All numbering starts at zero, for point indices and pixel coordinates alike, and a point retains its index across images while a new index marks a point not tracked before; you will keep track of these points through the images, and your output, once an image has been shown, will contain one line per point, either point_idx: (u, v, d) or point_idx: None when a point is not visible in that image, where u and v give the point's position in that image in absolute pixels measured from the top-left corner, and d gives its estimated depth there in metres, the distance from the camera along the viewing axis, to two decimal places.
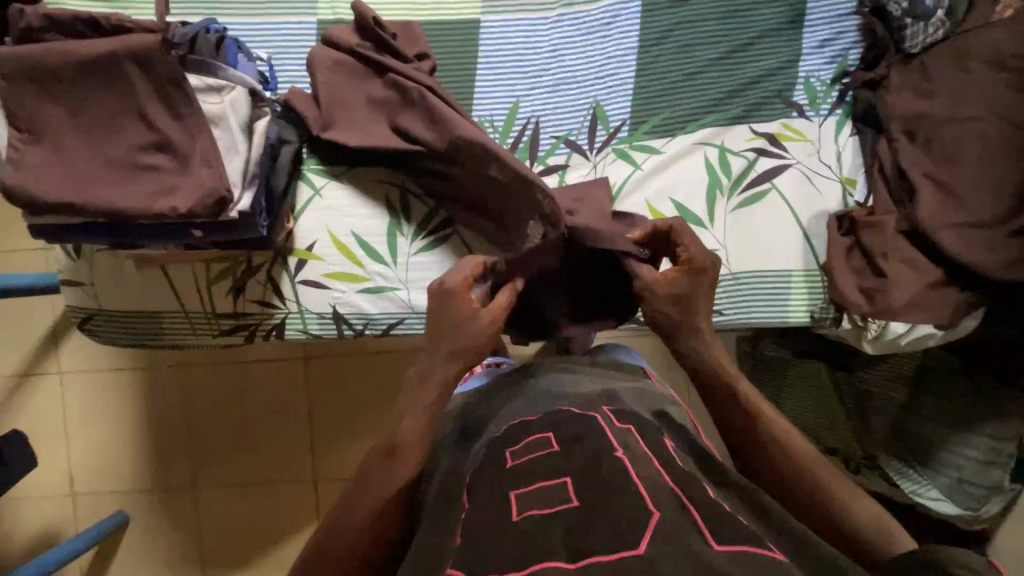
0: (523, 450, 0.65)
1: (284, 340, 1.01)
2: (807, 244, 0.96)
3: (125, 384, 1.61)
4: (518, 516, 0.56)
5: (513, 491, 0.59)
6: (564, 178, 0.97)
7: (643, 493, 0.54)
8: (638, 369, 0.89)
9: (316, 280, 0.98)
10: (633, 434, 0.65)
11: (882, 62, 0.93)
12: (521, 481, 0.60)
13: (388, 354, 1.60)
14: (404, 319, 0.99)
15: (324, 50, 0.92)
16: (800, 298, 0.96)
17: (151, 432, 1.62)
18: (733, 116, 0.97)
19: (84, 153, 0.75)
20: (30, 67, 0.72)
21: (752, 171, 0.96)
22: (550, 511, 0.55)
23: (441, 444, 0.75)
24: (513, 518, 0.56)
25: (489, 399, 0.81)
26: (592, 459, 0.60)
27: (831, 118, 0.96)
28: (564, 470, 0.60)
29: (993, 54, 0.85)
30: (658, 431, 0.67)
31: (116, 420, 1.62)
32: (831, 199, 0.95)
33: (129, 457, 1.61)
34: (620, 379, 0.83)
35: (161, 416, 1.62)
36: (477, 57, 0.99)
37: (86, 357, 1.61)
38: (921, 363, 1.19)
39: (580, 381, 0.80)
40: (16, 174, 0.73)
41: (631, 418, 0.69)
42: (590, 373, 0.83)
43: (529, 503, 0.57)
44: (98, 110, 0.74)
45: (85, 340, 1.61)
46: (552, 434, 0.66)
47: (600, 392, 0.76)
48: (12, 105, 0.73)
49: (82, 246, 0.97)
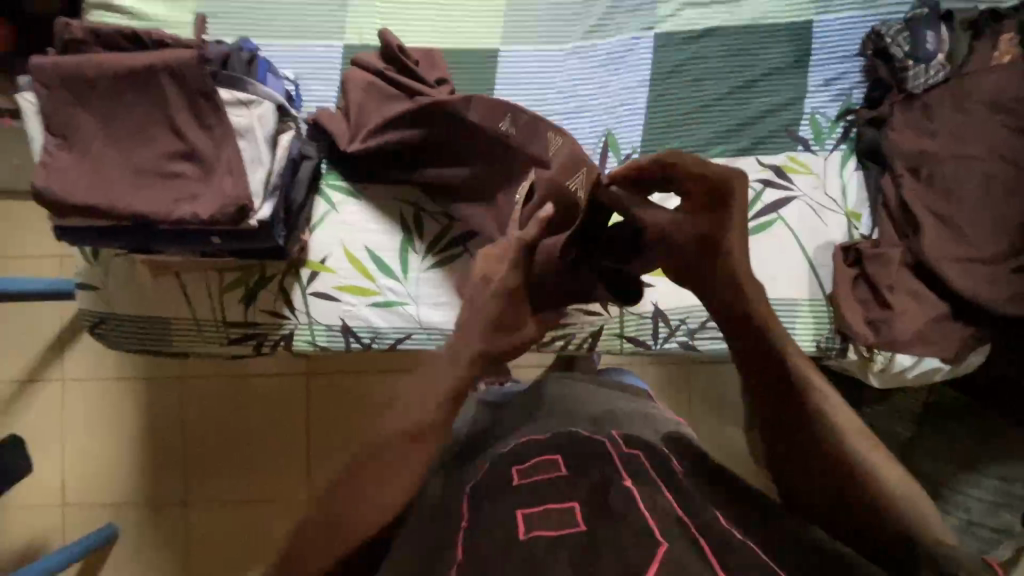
0: (530, 470, 0.65)
1: (292, 351, 1.01)
2: (812, 274, 0.97)
3: (126, 394, 1.61)
4: (525, 533, 0.55)
5: (519, 510, 0.58)
6: None
7: (649, 522, 0.54)
8: (642, 391, 0.90)
9: (327, 292, 0.99)
10: (638, 458, 0.65)
11: (885, 101, 0.96)
12: (526, 503, 0.59)
13: (392, 373, 1.59)
14: (412, 334, 1.00)
15: (358, 73, 0.97)
16: (807, 328, 0.96)
17: (148, 443, 1.60)
18: (741, 148, 1.00)
19: (114, 159, 0.77)
20: (70, 76, 0.76)
21: (759, 201, 0.98)
22: (555, 534, 0.55)
23: (447, 461, 0.75)
24: (519, 536, 0.55)
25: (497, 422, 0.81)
26: (599, 486, 0.60)
27: (835, 153, 0.99)
28: (572, 494, 0.60)
29: (993, 97, 0.88)
30: (664, 455, 0.66)
31: (113, 429, 1.60)
32: (836, 231, 0.97)
33: (123, 468, 1.60)
34: (625, 401, 0.83)
35: (159, 427, 1.61)
36: (495, 84, 1.03)
37: (90, 364, 1.61)
38: (927, 399, 1.19)
39: (589, 405, 0.80)
40: (47, 177, 0.76)
41: (637, 442, 0.68)
42: (599, 396, 0.83)
43: (533, 523, 0.56)
44: (130, 118, 0.77)
45: (91, 348, 1.61)
46: (560, 458, 0.66)
47: (607, 416, 0.77)
48: (48, 112, 0.77)
49: (100, 250, 0.98)
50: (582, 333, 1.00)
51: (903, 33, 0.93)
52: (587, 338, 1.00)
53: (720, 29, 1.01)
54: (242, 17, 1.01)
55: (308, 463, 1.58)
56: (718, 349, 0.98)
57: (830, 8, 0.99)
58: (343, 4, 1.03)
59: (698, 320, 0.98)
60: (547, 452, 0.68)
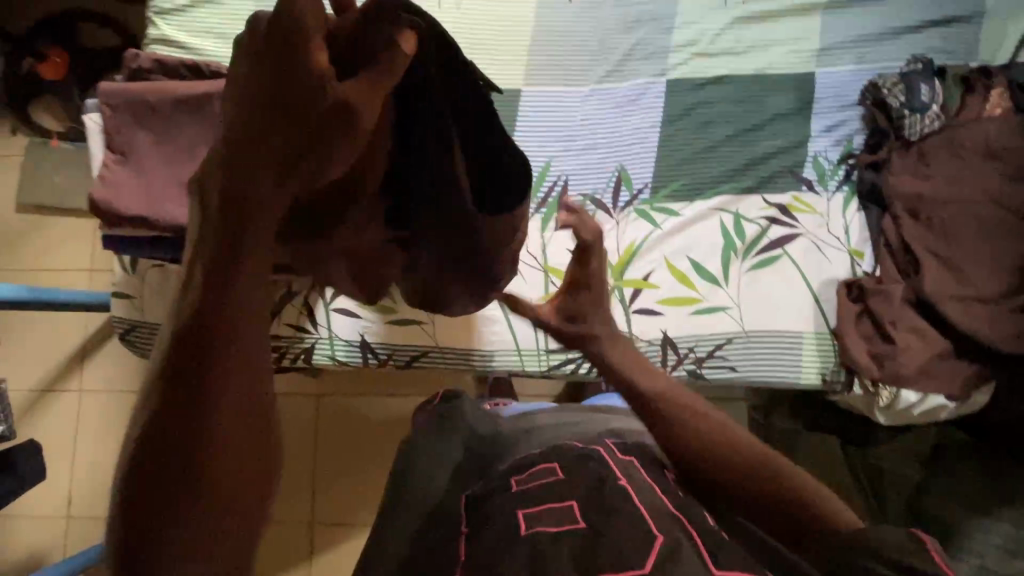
0: (528, 477, 0.67)
1: (311, 364, 1.05)
2: (817, 309, 1.00)
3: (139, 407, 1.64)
4: (525, 529, 0.58)
5: (520, 509, 0.61)
6: None
7: (645, 514, 0.58)
8: (635, 411, 0.93)
9: (349, 308, 1.04)
10: (634, 466, 0.67)
11: (884, 147, 1.01)
12: (527, 502, 0.62)
13: (401, 396, 1.61)
14: (427, 352, 1.04)
15: None
16: (811, 360, 0.99)
17: None
18: (747, 187, 1.05)
19: (165, 174, 0.84)
20: (134, 100, 0.83)
21: (765, 237, 1.03)
22: (558, 529, 0.57)
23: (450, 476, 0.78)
24: (520, 533, 0.58)
25: (499, 438, 0.84)
26: (595, 486, 0.62)
27: (838, 194, 1.04)
28: (571, 493, 0.62)
29: (986, 146, 0.93)
30: (659, 464, 0.69)
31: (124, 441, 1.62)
32: (839, 267, 1.01)
33: None
34: (618, 419, 0.87)
35: None
36: (517, 121, 1.10)
37: (108, 375, 1.65)
38: (936, 442, 1.20)
39: (582, 423, 0.83)
40: (103, 189, 0.83)
41: (633, 449, 0.72)
42: (590, 416, 0.86)
43: (534, 520, 0.59)
44: (184, 139, 0.84)
45: (111, 359, 1.66)
46: (556, 463, 0.68)
47: (601, 431, 0.80)
48: (111, 131, 0.84)
49: (138, 260, 1.04)
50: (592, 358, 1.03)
51: (898, 86, 0.99)
52: None
53: (728, 78, 1.08)
54: None
55: (313, 484, 1.59)
56: (725, 378, 1.01)
57: (831, 62, 1.07)
58: None
59: (705, 349, 1.01)
60: (545, 459, 0.70)
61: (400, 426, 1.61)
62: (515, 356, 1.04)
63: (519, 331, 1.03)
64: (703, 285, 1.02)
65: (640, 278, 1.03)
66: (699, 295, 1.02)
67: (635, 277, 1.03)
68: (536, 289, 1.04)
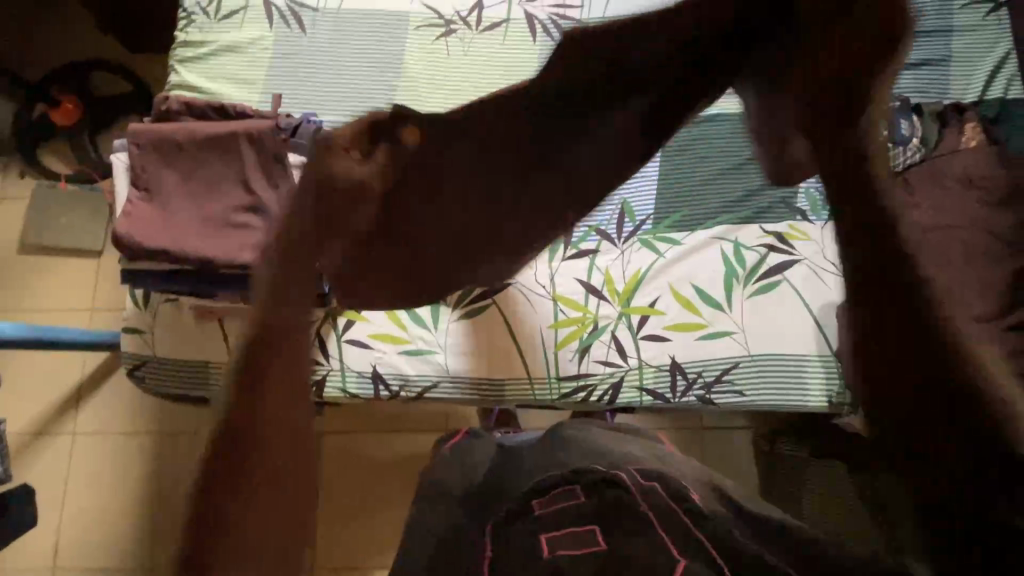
0: (553, 496, 0.70)
1: (322, 397, 1.05)
2: (818, 332, 1.03)
3: (135, 449, 1.60)
4: (549, 553, 0.64)
5: (541, 504, 0.69)
6: (594, 262, 1.09)
7: (664, 539, 0.63)
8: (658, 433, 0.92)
9: (361, 339, 1.05)
10: (659, 488, 0.68)
11: None
12: (550, 526, 0.67)
13: (405, 433, 1.59)
14: (439, 383, 1.04)
15: None
16: (817, 383, 1.01)
17: (151, 500, 1.57)
18: (745, 217, 1.10)
19: (189, 209, 0.87)
20: (161, 139, 0.87)
21: (764, 264, 1.07)
22: (580, 553, 0.63)
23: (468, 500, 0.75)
24: (545, 556, 0.64)
25: (517, 455, 0.83)
26: (614, 502, 0.68)
27: (831, 223, 1.09)
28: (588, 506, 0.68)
29: (966, 175, 1.00)
30: (688, 489, 0.69)
31: (118, 485, 1.57)
32: (837, 291, 1.05)
33: (123, 527, 1.55)
34: (641, 441, 0.86)
35: (165, 484, 1.58)
36: None
37: (104, 416, 1.62)
38: None
39: (606, 443, 0.82)
40: (127, 225, 0.85)
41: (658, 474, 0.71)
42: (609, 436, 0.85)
43: (558, 543, 0.64)
44: (208, 175, 0.88)
45: (107, 400, 1.63)
46: (578, 486, 0.70)
47: (625, 452, 0.78)
48: (137, 169, 0.87)
49: (152, 295, 1.05)
50: (603, 385, 1.04)
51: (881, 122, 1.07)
52: (609, 389, 1.04)
53: (721, 116, 1.15)
54: (304, 97, 1.16)
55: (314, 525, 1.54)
56: (733, 403, 1.02)
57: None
58: (391, 86, 1.17)
59: (713, 373, 1.03)
60: (566, 479, 0.72)
61: (402, 464, 1.58)
62: (526, 384, 1.04)
63: (530, 359, 1.05)
64: (707, 311, 1.05)
65: (646, 305, 1.06)
66: (704, 321, 1.05)
67: (642, 304, 1.06)
68: (546, 317, 1.06)
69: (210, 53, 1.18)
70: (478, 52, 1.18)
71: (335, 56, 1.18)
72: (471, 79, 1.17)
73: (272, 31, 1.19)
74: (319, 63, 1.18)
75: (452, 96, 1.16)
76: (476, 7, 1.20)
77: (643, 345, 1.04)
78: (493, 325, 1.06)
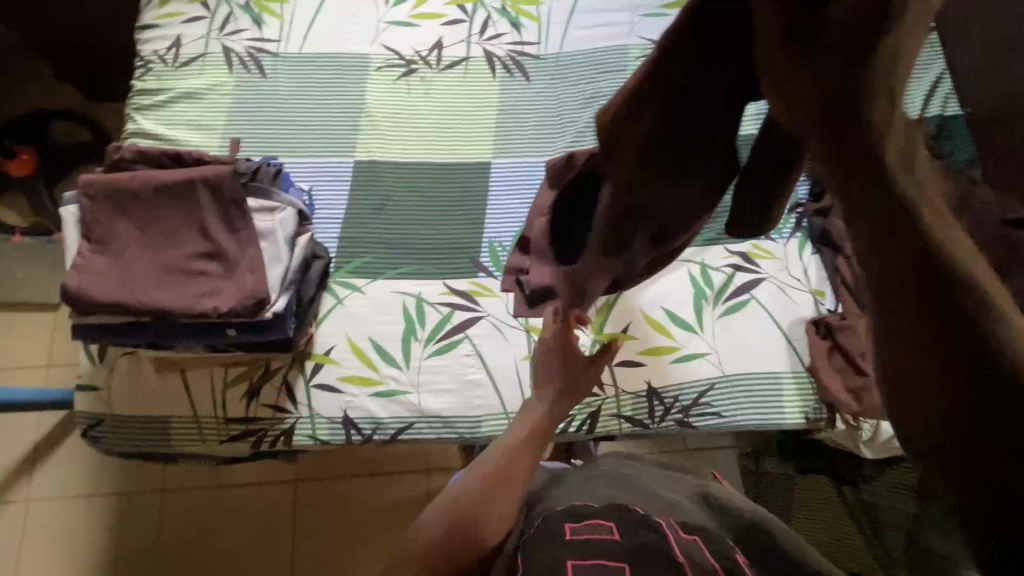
0: (585, 527, 0.65)
1: (292, 447, 1.01)
2: (790, 348, 1.04)
3: (96, 514, 1.50)
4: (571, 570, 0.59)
5: (567, 524, 0.66)
6: None
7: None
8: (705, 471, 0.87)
9: (330, 383, 1.02)
10: (698, 544, 0.62)
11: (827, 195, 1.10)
12: (577, 552, 0.61)
13: (383, 475, 1.54)
14: (413, 423, 1.01)
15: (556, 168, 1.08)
16: (793, 400, 1.01)
17: (113, 568, 1.47)
18: (710, 238, 1.12)
19: (145, 259, 0.84)
20: (114, 189, 0.85)
21: (731, 284, 1.08)
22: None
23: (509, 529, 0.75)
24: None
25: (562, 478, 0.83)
26: (651, 545, 0.61)
27: (792, 240, 1.11)
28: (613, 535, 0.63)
29: None
30: (726, 544, 0.64)
31: (76, 554, 1.47)
32: (804, 307, 1.07)
33: None
34: (685, 479, 0.81)
35: (129, 549, 1.48)
36: (488, 191, 1.15)
37: (62, 480, 1.52)
38: None
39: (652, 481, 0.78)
40: (78, 279, 0.81)
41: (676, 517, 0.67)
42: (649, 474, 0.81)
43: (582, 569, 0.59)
44: (165, 224, 0.85)
45: (65, 463, 1.54)
46: (614, 523, 0.65)
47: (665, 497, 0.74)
48: (88, 221, 0.84)
49: (107, 350, 1.01)
50: (581, 416, 1.03)
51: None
52: (587, 418, 1.02)
53: None
54: (265, 141, 1.15)
55: None
56: (713, 425, 1.02)
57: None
58: (354, 126, 1.17)
59: (690, 396, 1.02)
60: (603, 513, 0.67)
61: (382, 507, 1.52)
62: (503, 419, 1.02)
63: (505, 393, 1.03)
64: (679, 333, 1.05)
65: (619, 331, 1.06)
66: (677, 343, 1.05)
67: (615, 330, 1.06)
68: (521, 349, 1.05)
69: (168, 101, 1.17)
70: (440, 89, 1.20)
71: (295, 99, 1.18)
72: (434, 115, 1.18)
73: (231, 76, 1.19)
74: (280, 106, 1.18)
75: (416, 134, 1.17)
76: (435, 46, 1.23)
77: (618, 372, 1.03)
78: (466, 359, 1.04)
